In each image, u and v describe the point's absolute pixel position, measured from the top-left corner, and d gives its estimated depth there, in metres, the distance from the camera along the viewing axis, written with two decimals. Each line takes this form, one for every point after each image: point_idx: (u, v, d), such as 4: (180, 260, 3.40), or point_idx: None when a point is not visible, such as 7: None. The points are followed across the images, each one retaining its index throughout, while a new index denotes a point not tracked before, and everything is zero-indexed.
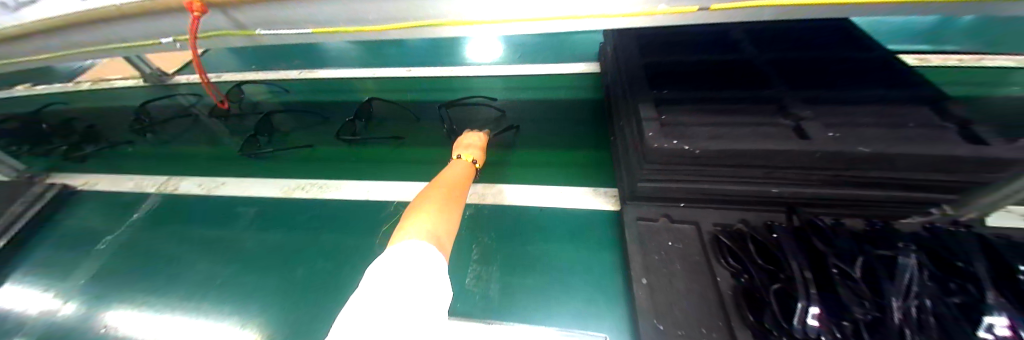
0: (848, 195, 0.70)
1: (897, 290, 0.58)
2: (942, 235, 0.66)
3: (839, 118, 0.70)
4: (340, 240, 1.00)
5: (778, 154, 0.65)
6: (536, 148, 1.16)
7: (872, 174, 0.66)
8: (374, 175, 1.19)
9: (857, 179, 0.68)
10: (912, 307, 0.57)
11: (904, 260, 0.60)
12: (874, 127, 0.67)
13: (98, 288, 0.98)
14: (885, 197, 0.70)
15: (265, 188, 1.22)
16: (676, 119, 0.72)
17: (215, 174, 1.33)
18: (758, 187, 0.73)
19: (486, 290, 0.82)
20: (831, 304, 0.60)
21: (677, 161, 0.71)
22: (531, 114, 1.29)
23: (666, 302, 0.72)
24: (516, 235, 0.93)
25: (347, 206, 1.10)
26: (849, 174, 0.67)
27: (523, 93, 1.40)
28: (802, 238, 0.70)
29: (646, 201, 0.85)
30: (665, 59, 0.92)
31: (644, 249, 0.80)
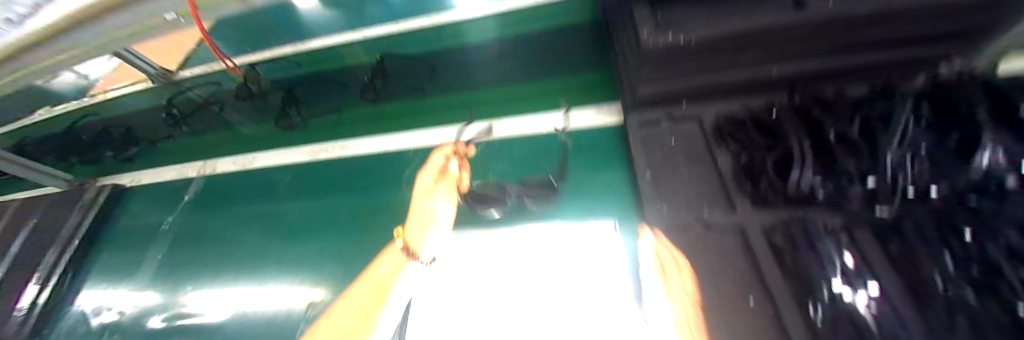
0: (849, 62, 0.72)
1: (891, 139, 0.64)
2: (950, 84, 0.66)
3: None
4: (362, 197, 1.17)
5: (775, 29, 0.66)
6: (528, 79, 1.20)
7: (876, 33, 0.65)
8: (392, 129, 1.31)
9: (859, 42, 0.68)
10: (908, 153, 0.62)
11: (902, 117, 0.66)
12: None
13: (183, 257, 1.27)
14: (888, 57, 0.71)
15: (292, 155, 1.40)
16: (670, 14, 0.74)
17: (244, 152, 1.49)
18: (757, 69, 0.77)
19: (502, 207, 0.96)
20: (827, 161, 0.68)
21: (673, 58, 0.75)
22: None
23: (670, 189, 0.80)
24: (526, 160, 1.04)
25: (373, 158, 1.26)
26: (850, 38, 0.67)
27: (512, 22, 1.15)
28: (805, 112, 0.75)
29: (649, 106, 0.91)
30: None
31: (649, 148, 0.88)
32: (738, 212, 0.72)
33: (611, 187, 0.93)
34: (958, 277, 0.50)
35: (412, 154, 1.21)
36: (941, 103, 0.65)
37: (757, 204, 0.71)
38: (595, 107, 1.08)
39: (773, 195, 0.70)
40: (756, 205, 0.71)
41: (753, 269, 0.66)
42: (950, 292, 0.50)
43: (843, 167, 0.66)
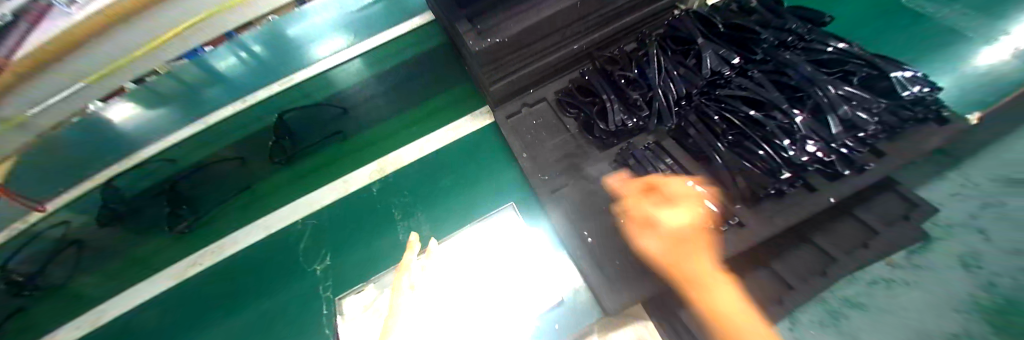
0: (618, 27, 1.02)
1: (661, 73, 0.90)
2: (676, 24, 0.98)
3: None
4: (277, 294, 1.02)
5: (561, 17, 0.90)
6: (397, 110, 1.27)
7: (621, 3, 0.95)
8: (282, 201, 1.17)
9: (614, 12, 0.97)
10: (672, 78, 0.89)
11: (651, 54, 0.92)
12: None
13: None
14: (636, 19, 1.03)
15: (158, 283, 1.13)
16: (487, 23, 0.92)
17: (88, 308, 1.13)
18: (565, 49, 1.01)
19: (415, 237, 1.00)
20: (626, 101, 0.90)
21: (498, 56, 0.92)
22: (389, 83, 1.33)
23: (545, 160, 0.96)
24: (423, 187, 1.08)
25: (257, 247, 1.11)
26: (607, 12, 0.96)
27: (374, 71, 1.37)
28: (603, 70, 0.98)
29: (508, 101, 1.10)
30: None
31: (520, 134, 1.04)
32: (592, 157, 0.92)
33: (506, 181, 1.03)
34: (727, 151, 0.79)
35: (299, 229, 1.10)
36: (679, 38, 0.96)
37: (602, 147, 0.91)
38: (468, 116, 1.19)
39: (608, 137, 0.90)
40: (601, 147, 0.92)
41: (617, 197, 0.86)
42: (728, 162, 0.78)
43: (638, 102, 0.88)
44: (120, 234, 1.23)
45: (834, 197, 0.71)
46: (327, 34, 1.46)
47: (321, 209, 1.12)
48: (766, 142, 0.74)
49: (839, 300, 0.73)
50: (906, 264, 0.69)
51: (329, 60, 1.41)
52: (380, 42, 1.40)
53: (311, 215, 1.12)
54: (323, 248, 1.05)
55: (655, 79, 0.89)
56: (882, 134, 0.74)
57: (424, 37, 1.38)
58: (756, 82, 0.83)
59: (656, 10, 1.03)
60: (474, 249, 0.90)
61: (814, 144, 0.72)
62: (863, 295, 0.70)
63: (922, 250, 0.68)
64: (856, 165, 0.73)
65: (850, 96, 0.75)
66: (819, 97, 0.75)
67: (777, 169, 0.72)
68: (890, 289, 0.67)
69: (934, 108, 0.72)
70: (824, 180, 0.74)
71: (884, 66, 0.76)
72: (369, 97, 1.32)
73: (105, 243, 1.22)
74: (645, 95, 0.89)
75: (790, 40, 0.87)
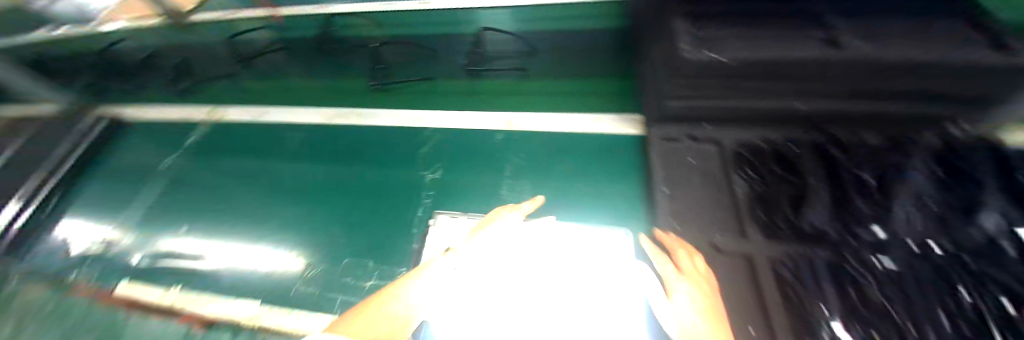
0: (874, 109, 0.79)
1: (901, 195, 0.70)
2: (955, 149, 0.75)
3: (877, 29, 0.73)
4: (377, 169, 1.15)
5: (811, 64, 0.70)
6: (550, 74, 1.30)
7: (903, 84, 0.72)
8: (429, 105, 1.32)
9: (884, 90, 0.74)
10: (913, 209, 0.68)
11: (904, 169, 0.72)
12: (908, 37, 0.70)
13: (171, 207, 1.23)
14: (900, 109, 0.78)
15: (309, 116, 1.41)
16: (712, 32, 0.77)
17: (261, 105, 1.52)
18: (784, 103, 0.81)
19: (512, 198, 0.97)
20: (836, 204, 0.71)
21: (707, 77, 0.77)
22: (556, 43, 1.35)
23: (683, 208, 0.80)
24: (544, 158, 1.05)
25: (386, 129, 1.28)
26: (875, 84, 0.73)
27: (547, 27, 1.31)
28: (822, 153, 0.80)
29: (671, 124, 0.94)
30: None
31: (668, 165, 0.88)
32: (749, 239, 0.72)
33: (626, 198, 0.92)
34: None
35: (427, 134, 1.21)
36: (948, 166, 0.73)
37: (769, 235, 0.71)
38: (615, 116, 1.12)
39: (785, 231, 0.71)
40: (766, 235, 0.72)
41: (755, 296, 0.63)
42: None
43: (852, 212, 0.70)
44: (308, 65, 1.59)
45: None
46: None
47: (450, 130, 1.20)
48: None
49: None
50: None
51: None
52: None
53: (439, 129, 1.22)
54: (437, 163, 1.10)
55: (893, 200, 0.69)
56: None
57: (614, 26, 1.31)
58: None
59: (935, 112, 0.78)
60: (577, 232, 0.81)
61: None
62: None
63: None
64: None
65: None
66: None
67: None
68: None
69: None
70: None
71: None
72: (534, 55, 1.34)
73: (298, 64, 1.61)
74: (869, 211, 0.69)
75: None
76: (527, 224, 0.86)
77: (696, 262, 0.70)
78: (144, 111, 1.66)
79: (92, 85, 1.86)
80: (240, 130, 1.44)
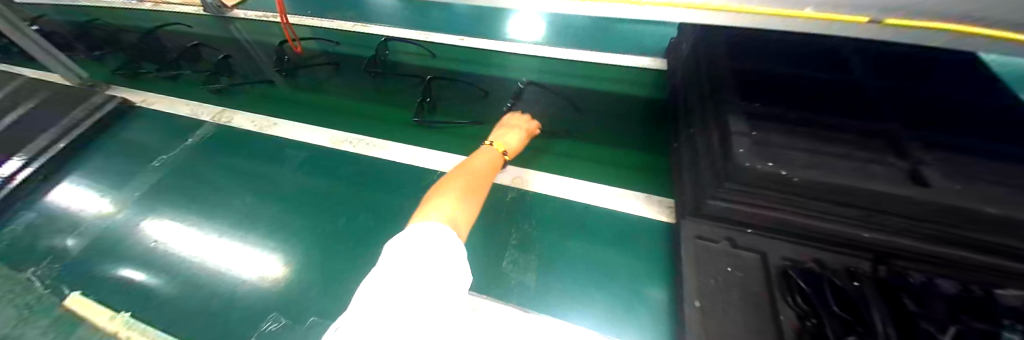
0: (951, 255, 0.68)
1: None
2: None
3: (962, 170, 0.65)
4: (377, 201, 1.10)
5: (888, 198, 0.63)
6: (574, 133, 1.23)
7: (984, 238, 0.64)
8: (444, 147, 1.24)
9: (962, 238, 0.66)
10: None
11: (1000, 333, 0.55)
12: (1002, 186, 0.62)
13: (151, 205, 1.16)
14: (981, 261, 0.67)
15: (316, 135, 1.36)
16: (771, 137, 0.73)
17: (269, 114, 1.48)
18: (848, 229, 0.71)
19: (515, 271, 0.87)
20: None
21: (765, 187, 0.71)
22: (587, 104, 1.32)
23: (718, 331, 0.68)
24: (557, 231, 0.95)
25: (393, 163, 1.21)
26: (958, 231, 0.65)
27: (590, 96, 1.36)
28: (886, 294, 0.65)
29: (709, 221, 0.84)
30: (760, 69, 0.93)
31: (701, 271, 0.76)
32: None
33: (642, 295, 0.81)
34: None
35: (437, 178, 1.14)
36: None
37: None
38: (645, 197, 1.02)
39: None
40: None
41: None
42: None
43: None
44: (334, 81, 1.59)
45: None
46: (570, 50, 1.55)
47: None
48: None
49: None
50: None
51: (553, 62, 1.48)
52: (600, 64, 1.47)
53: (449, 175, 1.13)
54: None
55: None
56: None
57: (647, 108, 1.30)
58: None
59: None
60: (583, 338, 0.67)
61: None
62: None
63: None
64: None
65: None
66: None
67: None
68: None
69: None
70: None
71: None
72: (562, 115, 1.29)
73: (325, 79, 1.60)
74: None
75: None
76: (527, 316, 0.77)
77: None
78: (158, 97, 1.64)
79: (120, 61, 1.89)
80: (245, 134, 1.40)
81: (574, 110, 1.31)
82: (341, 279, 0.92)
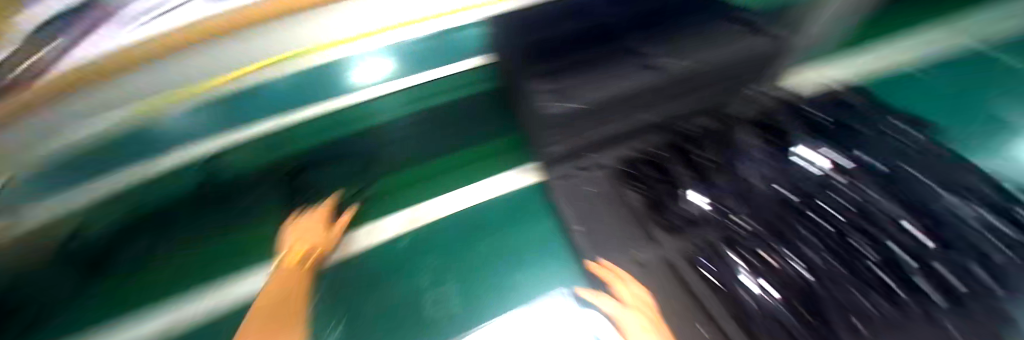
0: (691, 104, 1.01)
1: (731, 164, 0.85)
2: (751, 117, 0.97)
3: (666, 57, 1.00)
4: None
5: (634, 94, 0.93)
6: (438, 141, 1.10)
7: (693, 87, 0.99)
8: None
9: (686, 93, 0.99)
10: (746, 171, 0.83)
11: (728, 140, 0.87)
12: (685, 58, 0.99)
13: None
14: (706, 103, 1.02)
15: None
16: (562, 82, 0.91)
17: None
18: (636, 120, 0.98)
19: (439, 313, 0.79)
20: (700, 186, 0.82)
21: (572, 117, 0.89)
22: (431, 97, 1.14)
23: (604, 236, 0.85)
24: (461, 244, 0.91)
25: None
26: (681, 92, 0.99)
27: (423, 96, 1.13)
28: (673, 147, 0.92)
29: (561, 162, 0.98)
30: (539, 27, 1.06)
31: (573, 200, 0.92)
32: (659, 242, 0.80)
33: (552, 252, 0.88)
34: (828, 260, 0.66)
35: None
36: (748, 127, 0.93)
37: (671, 232, 0.80)
38: (516, 168, 1.05)
39: (680, 223, 0.79)
40: (669, 233, 0.80)
41: (686, 293, 0.72)
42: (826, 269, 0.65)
43: (711, 189, 0.81)
44: None
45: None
46: None
47: (329, 259, 0.87)
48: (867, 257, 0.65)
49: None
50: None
51: None
52: None
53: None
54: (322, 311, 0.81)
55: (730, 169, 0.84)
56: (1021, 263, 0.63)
57: (482, 78, 1.17)
58: (849, 190, 0.74)
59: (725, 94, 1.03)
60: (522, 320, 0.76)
61: (942, 266, 0.62)
62: None
63: None
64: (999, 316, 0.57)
65: (960, 222, 0.68)
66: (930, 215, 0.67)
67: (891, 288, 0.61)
68: None
69: None
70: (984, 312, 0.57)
71: (997, 202, 0.71)
72: (400, 129, 1.10)
73: None
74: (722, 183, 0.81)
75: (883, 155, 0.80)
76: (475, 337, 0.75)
77: (634, 291, 0.71)
78: None
79: None
80: None
81: (422, 113, 1.13)
82: None
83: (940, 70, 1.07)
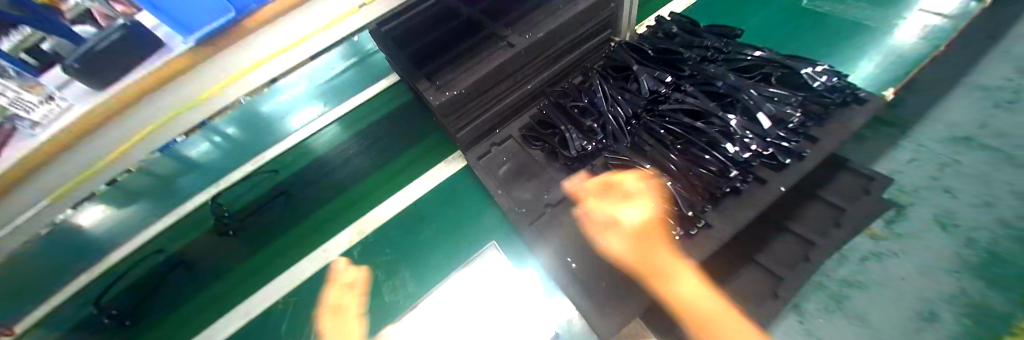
0: (569, 58, 1.10)
1: (603, 97, 0.96)
2: (616, 49, 1.07)
3: (535, 15, 1.03)
4: None
5: (509, 63, 0.97)
6: (373, 161, 1.24)
7: (567, 39, 1.04)
8: (276, 272, 1.07)
9: (563, 46, 1.05)
10: (615, 100, 0.95)
11: (595, 83, 0.99)
12: (558, 7, 1.02)
13: None
14: (583, 51, 1.11)
15: None
16: (443, 79, 0.97)
17: None
18: (523, 89, 1.07)
19: (400, 297, 0.93)
20: (580, 130, 0.95)
21: (460, 105, 0.97)
22: (366, 131, 1.32)
23: (520, 194, 0.98)
24: (407, 239, 1.04)
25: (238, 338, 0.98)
26: (556, 46, 1.04)
27: (352, 133, 1.33)
28: (558, 103, 1.04)
29: (477, 144, 1.12)
30: (412, 31, 1.10)
31: (492, 172, 1.05)
32: (562, 184, 0.95)
33: (485, 221, 1.02)
34: (681, 161, 0.83)
35: (281, 306, 1.01)
36: (614, 62, 1.04)
37: (569, 172, 0.95)
38: (442, 163, 1.18)
39: (573, 162, 0.94)
40: (568, 174, 0.95)
41: None
42: (681, 170, 0.82)
43: (589, 127, 0.94)
44: None
45: (782, 185, 0.77)
46: None
47: (303, 281, 1.04)
48: (710, 147, 0.81)
49: (838, 281, 0.79)
50: (888, 236, 0.79)
51: (309, 126, 1.37)
52: (343, 92, 1.44)
53: (291, 294, 1.02)
54: (307, 327, 0.95)
55: (599, 102, 0.95)
56: (815, 119, 0.82)
57: (401, 99, 1.37)
58: (691, 94, 0.89)
59: (598, 35, 1.11)
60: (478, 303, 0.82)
61: (750, 142, 0.79)
62: (857, 274, 0.78)
63: (898, 217, 0.80)
64: (880, 205, 0.82)
65: (785, 94, 0.82)
66: (746, 100, 0.82)
67: (725, 170, 0.78)
68: (880, 263, 0.76)
69: (848, 93, 0.81)
70: (771, 170, 0.79)
71: (796, 66, 0.86)
72: (337, 164, 1.26)
73: None
74: (596, 119, 0.94)
75: (714, 53, 0.95)
76: None
77: None
78: None
79: None
80: None
81: (360, 144, 1.29)
82: None
83: None
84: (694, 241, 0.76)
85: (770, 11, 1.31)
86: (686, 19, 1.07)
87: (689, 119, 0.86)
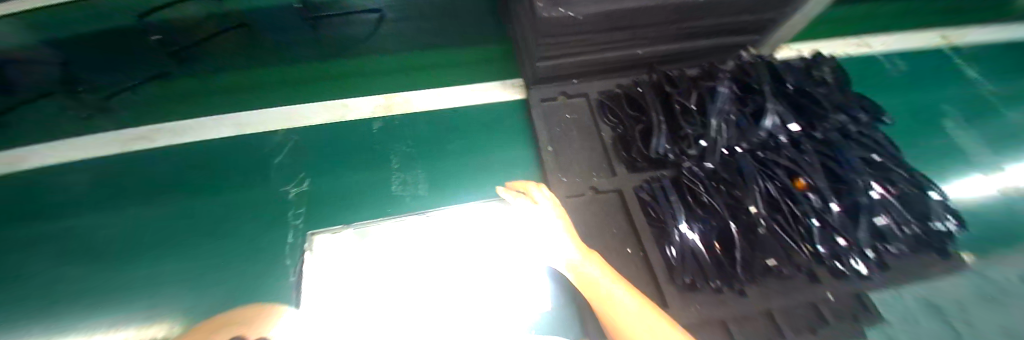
0: (696, 45, 0.93)
1: (716, 109, 0.81)
2: (751, 64, 0.90)
3: None
4: (241, 196, 0.85)
5: (642, 13, 0.78)
6: (430, 39, 1.09)
7: (712, 21, 0.85)
8: (289, 99, 0.99)
9: (702, 28, 0.87)
10: (724, 119, 0.81)
11: (715, 88, 0.83)
12: None
13: None
14: (713, 45, 0.94)
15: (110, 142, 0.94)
16: None
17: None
18: (631, 51, 0.91)
19: (406, 194, 0.85)
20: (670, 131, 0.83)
21: (562, 32, 0.79)
22: None
23: (570, 160, 0.88)
24: (433, 138, 0.94)
25: (229, 142, 0.92)
26: (696, 23, 0.85)
27: None
28: (659, 88, 0.89)
29: (547, 83, 0.98)
30: None
31: (550, 123, 0.93)
32: (616, 174, 0.86)
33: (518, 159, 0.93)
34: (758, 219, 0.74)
35: (279, 137, 0.92)
36: (742, 76, 0.88)
37: (631, 167, 0.85)
38: (498, 82, 1.04)
39: (642, 159, 0.83)
40: (629, 168, 0.86)
41: (629, 224, 0.80)
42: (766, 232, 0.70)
43: (681, 133, 0.82)
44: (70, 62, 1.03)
45: (831, 292, 0.72)
46: None
47: (308, 125, 0.94)
48: (797, 222, 0.71)
49: None
50: None
51: None
52: None
53: (292, 130, 0.93)
54: (300, 169, 0.88)
55: (709, 112, 0.81)
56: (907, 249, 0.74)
57: None
58: (805, 158, 0.77)
59: (737, 38, 0.94)
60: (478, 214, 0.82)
61: (842, 241, 0.70)
62: None
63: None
64: None
65: (896, 209, 0.73)
66: (863, 196, 0.71)
67: (794, 252, 0.71)
68: None
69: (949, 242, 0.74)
70: (832, 274, 0.73)
71: (926, 187, 0.76)
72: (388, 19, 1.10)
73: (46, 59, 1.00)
74: (693, 129, 0.81)
75: (850, 127, 0.82)
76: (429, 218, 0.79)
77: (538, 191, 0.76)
78: None
79: None
80: None
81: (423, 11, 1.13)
82: (239, 267, 0.75)
83: (903, 71, 1.24)
84: (721, 297, 0.71)
85: (902, 100, 1.17)
86: (841, 72, 0.90)
87: (789, 181, 0.75)
